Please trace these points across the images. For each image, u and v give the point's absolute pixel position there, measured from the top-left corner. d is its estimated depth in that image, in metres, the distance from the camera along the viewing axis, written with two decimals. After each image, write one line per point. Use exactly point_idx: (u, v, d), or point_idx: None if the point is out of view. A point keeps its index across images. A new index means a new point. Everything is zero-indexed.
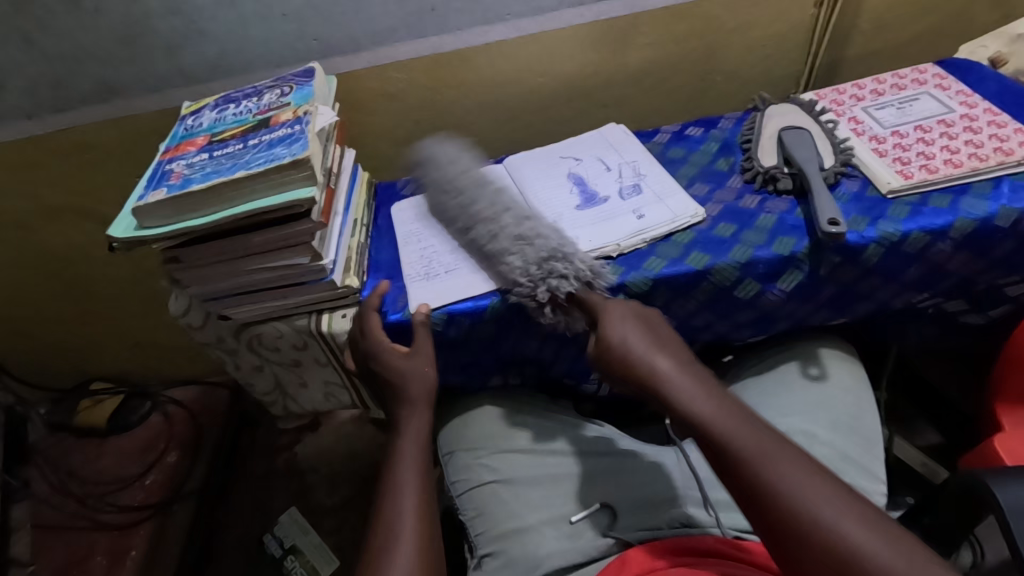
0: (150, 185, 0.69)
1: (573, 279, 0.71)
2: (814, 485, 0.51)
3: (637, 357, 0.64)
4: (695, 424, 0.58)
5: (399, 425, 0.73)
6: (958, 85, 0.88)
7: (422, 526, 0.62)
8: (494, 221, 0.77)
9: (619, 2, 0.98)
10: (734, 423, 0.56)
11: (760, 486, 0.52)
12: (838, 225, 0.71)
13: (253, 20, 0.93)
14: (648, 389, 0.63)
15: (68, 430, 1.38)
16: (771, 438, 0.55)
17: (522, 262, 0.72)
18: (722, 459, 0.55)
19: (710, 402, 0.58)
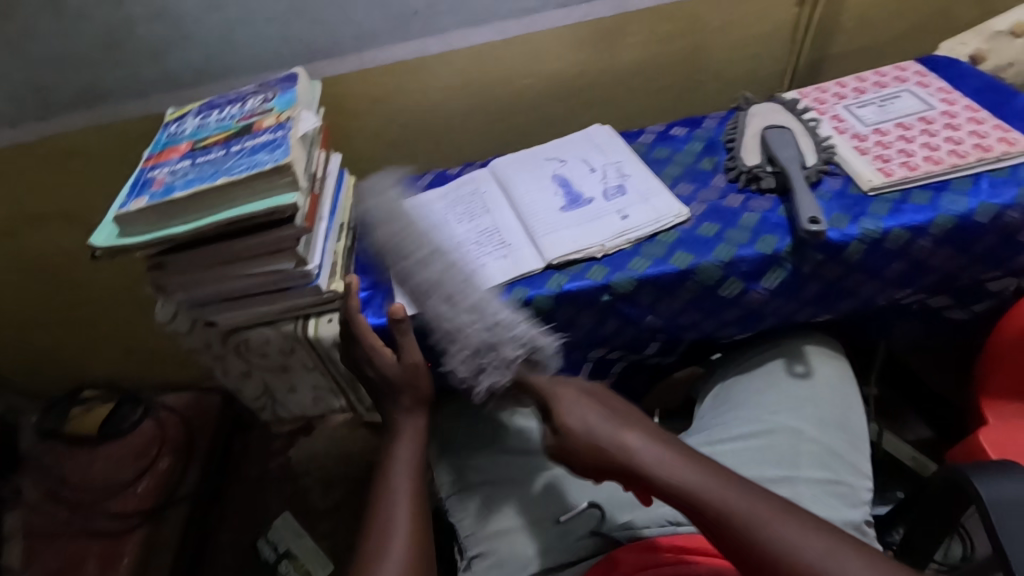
0: (132, 192, 0.69)
1: (502, 374, 0.69)
2: (795, 529, 0.53)
3: (608, 442, 0.64)
4: (674, 493, 0.60)
5: (397, 429, 0.73)
6: (939, 82, 0.89)
7: (416, 533, 0.62)
8: (436, 292, 0.74)
9: (602, 3, 0.99)
10: (711, 482, 0.59)
11: (750, 545, 0.54)
12: (819, 223, 0.72)
13: (237, 25, 0.93)
14: (620, 470, 0.63)
15: (58, 438, 1.35)
16: (743, 492, 0.57)
17: (453, 365, 0.70)
18: (709, 527, 0.57)
19: (679, 467, 0.61)
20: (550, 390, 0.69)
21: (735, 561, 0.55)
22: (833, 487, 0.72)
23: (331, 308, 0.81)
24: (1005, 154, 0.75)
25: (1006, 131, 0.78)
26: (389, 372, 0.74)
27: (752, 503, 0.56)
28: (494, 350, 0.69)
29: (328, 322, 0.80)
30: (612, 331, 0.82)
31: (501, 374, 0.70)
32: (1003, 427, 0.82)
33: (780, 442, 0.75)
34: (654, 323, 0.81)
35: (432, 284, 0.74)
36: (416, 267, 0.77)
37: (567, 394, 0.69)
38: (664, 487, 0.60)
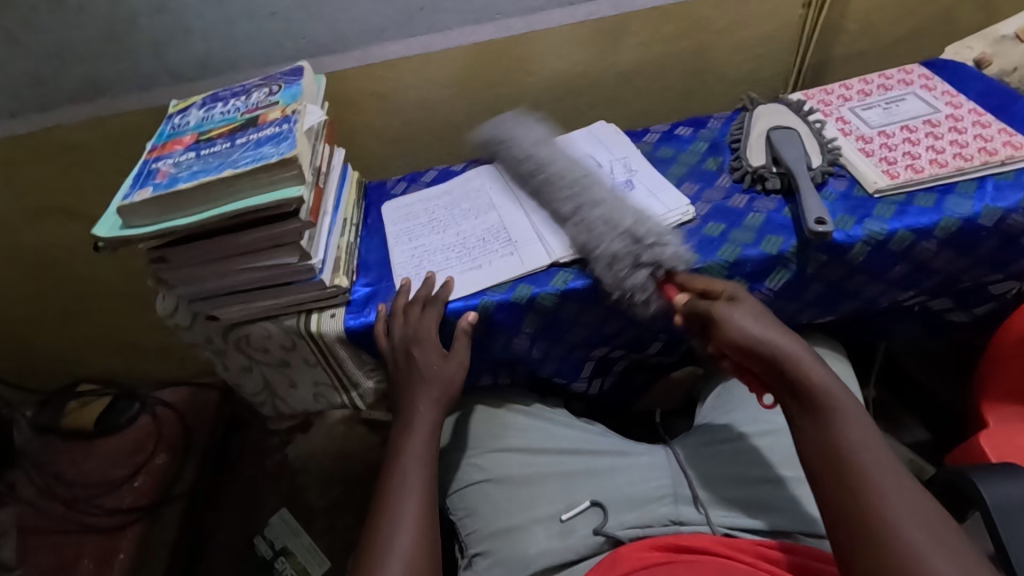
0: (136, 184, 0.68)
1: (674, 261, 0.71)
2: (909, 497, 0.50)
3: (764, 332, 0.60)
4: (809, 398, 0.57)
5: (410, 420, 0.71)
6: (944, 85, 0.89)
7: (424, 528, 0.62)
8: (591, 191, 0.78)
9: (608, 2, 0.98)
10: (852, 414, 0.55)
11: (857, 477, 0.52)
12: (825, 224, 0.72)
13: (240, 18, 0.92)
14: (770, 364, 0.59)
15: (55, 433, 1.36)
16: (880, 445, 0.54)
17: (624, 238, 0.72)
18: (830, 454, 0.54)
19: (839, 390, 0.56)
20: (722, 287, 0.67)
21: (834, 485, 0.53)
22: None
23: (334, 304, 0.80)
24: (1010, 158, 0.75)
25: (1010, 135, 0.78)
26: (431, 368, 0.73)
27: (881, 456, 0.53)
28: (677, 243, 0.73)
29: (330, 318, 0.79)
30: (615, 330, 0.82)
31: (674, 261, 0.71)
32: (1003, 430, 0.82)
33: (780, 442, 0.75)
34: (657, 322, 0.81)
35: (591, 201, 0.77)
36: (568, 188, 0.80)
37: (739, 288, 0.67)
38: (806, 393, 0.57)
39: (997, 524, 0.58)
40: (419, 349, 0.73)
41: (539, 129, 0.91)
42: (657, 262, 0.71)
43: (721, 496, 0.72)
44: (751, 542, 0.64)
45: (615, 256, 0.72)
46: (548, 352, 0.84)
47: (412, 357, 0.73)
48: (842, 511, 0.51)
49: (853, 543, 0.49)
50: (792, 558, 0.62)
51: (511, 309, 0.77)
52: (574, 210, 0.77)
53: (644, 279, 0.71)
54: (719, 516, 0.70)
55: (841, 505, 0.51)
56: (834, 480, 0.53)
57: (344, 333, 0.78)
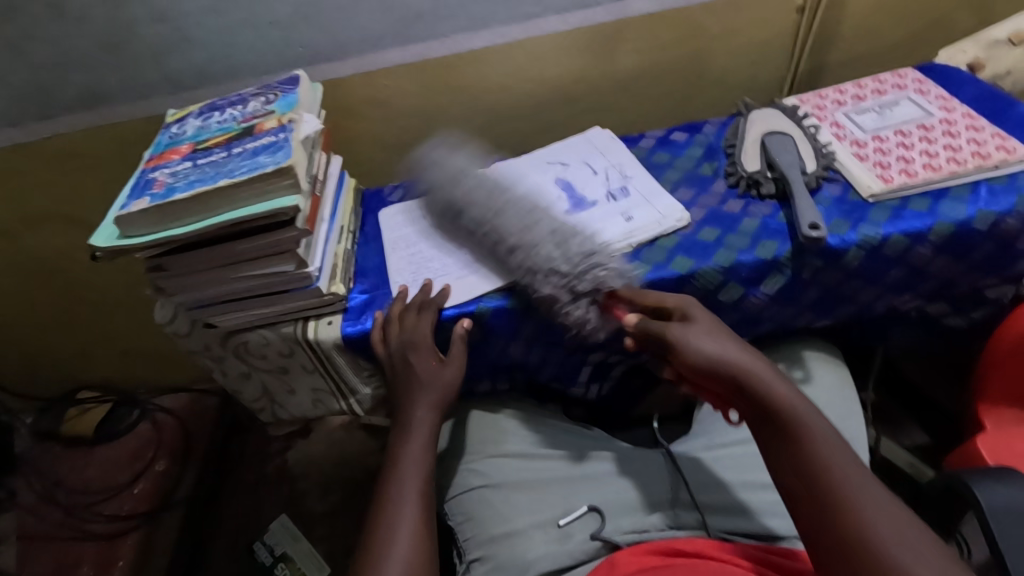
0: (133, 194, 0.69)
1: (616, 280, 0.73)
2: (881, 510, 0.50)
3: (724, 355, 0.60)
4: (771, 415, 0.57)
5: (408, 425, 0.71)
6: (938, 90, 0.89)
7: (422, 532, 0.62)
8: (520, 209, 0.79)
9: (604, 9, 0.99)
10: (817, 430, 0.55)
11: (825, 489, 0.52)
12: (818, 230, 0.72)
13: (238, 27, 0.93)
14: (729, 380, 0.59)
15: (55, 439, 1.36)
16: (849, 457, 0.54)
17: (566, 258, 0.73)
18: (797, 467, 0.54)
19: (797, 401, 0.57)
20: (672, 305, 0.68)
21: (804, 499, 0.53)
22: None
23: (331, 311, 0.80)
24: (1004, 162, 0.75)
25: (1004, 139, 0.78)
26: (428, 374, 0.73)
27: (850, 470, 0.53)
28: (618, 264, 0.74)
29: (328, 325, 0.80)
30: (611, 335, 0.82)
31: (612, 281, 0.73)
32: (1001, 434, 0.82)
33: None
34: None
35: (526, 219, 0.78)
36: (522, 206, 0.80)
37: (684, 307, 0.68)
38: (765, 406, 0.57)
39: (993, 528, 0.58)
40: (415, 355, 0.73)
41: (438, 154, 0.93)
42: (599, 283, 0.72)
43: (720, 500, 0.72)
44: (748, 546, 0.65)
45: (554, 273, 0.72)
46: (545, 357, 0.84)
47: (408, 362, 0.73)
48: (821, 535, 0.51)
49: (836, 569, 0.49)
50: (790, 562, 0.62)
51: (508, 315, 0.77)
52: (506, 225, 0.78)
53: (586, 300, 0.73)
54: (717, 521, 0.70)
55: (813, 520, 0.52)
56: (807, 502, 0.53)
57: (342, 339, 0.79)
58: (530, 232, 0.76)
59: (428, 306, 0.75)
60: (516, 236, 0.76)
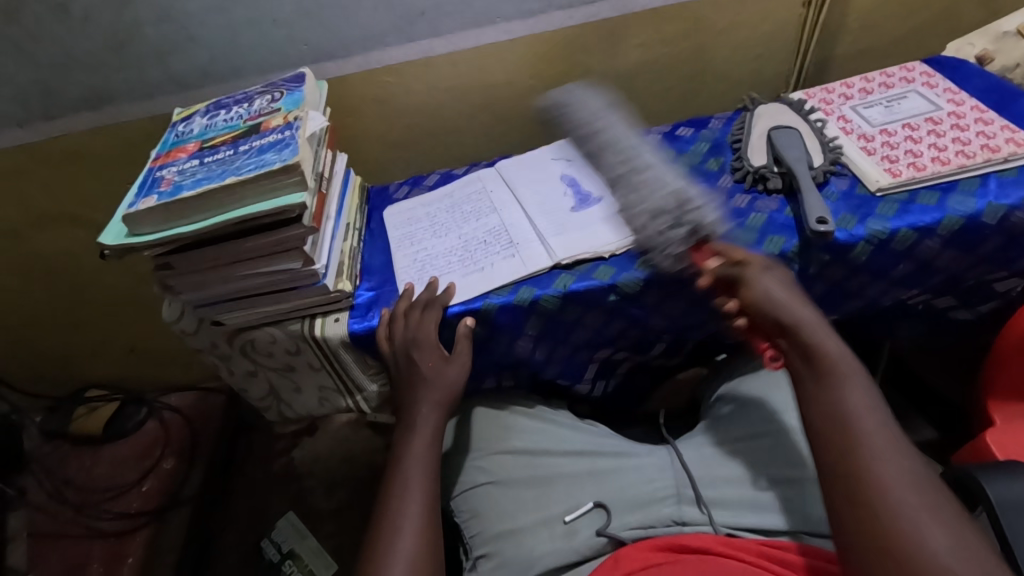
0: (141, 192, 0.69)
1: (713, 226, 0.70)
2: (904, 463, 0.51)
3: (782, 302, 0.64)
4: (819, 362, 0.59)
5: (413, 422, 0.71)
6: (946, 83, 0.89)
7: (426, 527, 0.62)
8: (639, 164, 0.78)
9: (608, 4, 0.99)
10: (859, 381, 0.58)
11: (854, 433, 0.54)
12: (826, 224, 0.72)
13: (243, 27, 0.93)
14: (784, 330, 0.63)
15: (64, 438, 1.38)
16: (884, 412, 0.56)
17: (668, 197, 0.71)
18: (829, 409, 0.57)
19: (849, 362, 0.59)
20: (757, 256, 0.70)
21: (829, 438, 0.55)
22: None
23: (337, 308, 0.81)
24: (1013, 155, 0.75)
25: (1013, 131, 0.78)
26: (432, 370, 0.73)
27: (883, 423, 0.55)
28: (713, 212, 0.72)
29: (334, 322, 0.80)
30: (617, 332, 0.82)
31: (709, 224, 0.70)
32: (1010, 428, 0.82)
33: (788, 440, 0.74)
34: (659, 323, 0.81)
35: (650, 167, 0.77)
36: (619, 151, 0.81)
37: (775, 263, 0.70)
38: (814, 353, 0.60)
39: (1002, 523, 0.58)
40: (419, 351, 0.73)
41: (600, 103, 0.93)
42: (696, 224, 0.70)
43: (724, 495, 0.71)
44: (755, 543, 0.64)
45: (655, 213, 0.71)
46: (551, 354, 0.84)
47: (412, 361, 0.73)
48: (835, 469, 0.53)
49: (843, 501, 0.51)
50: (802, 559, 0.62)
51: (514, 312, 0.77)
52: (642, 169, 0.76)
53: (681, 238, 0.70)
54: (724, 517, 0.70)
55: (832, 456, 0.54)
56: (830, 440, 0.55)
57: (348, 337, 0.79)
58: (651, 175, 0.75)
59: (432, 306, 0.75)
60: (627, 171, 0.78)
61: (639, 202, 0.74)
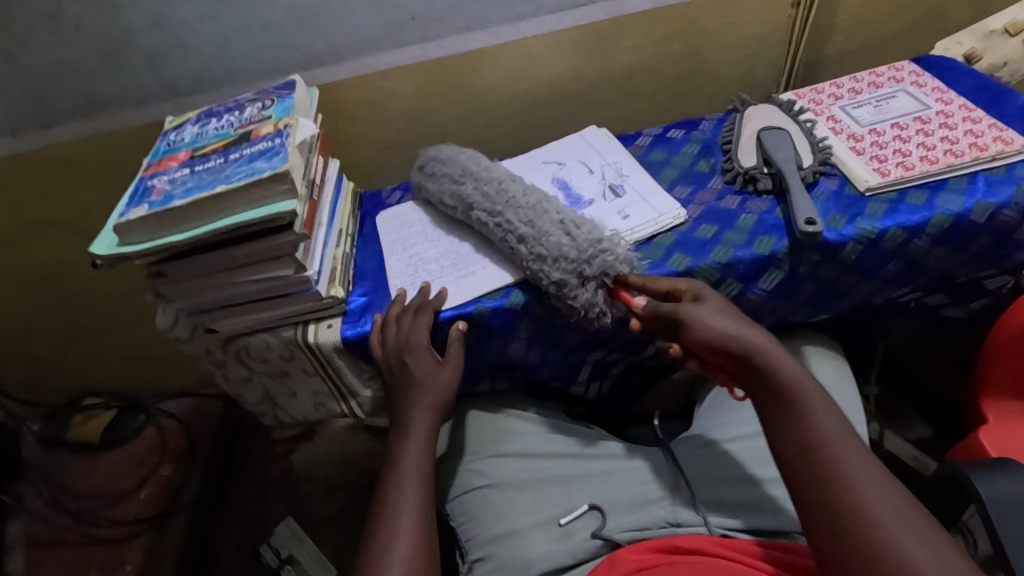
0: (132, 201, 0.69)
1: (624, 268, 0.72)
2: (879, 486, 0.51)
3: (731, 330, 0.61)
4: (779, 391, 0.58)
5: (407, 426, 0.71)
6: (934, 82, 0.89)
7: (421, 531, 0.63)
8: (532, 211, 0.76)
9: (599, 7, 0.99)
10: (819, 403, 0.56)
11: (826, 464, 0.53)
12: (815, 225, 0.72)
13: (234, 34, 0.93)
14: (740, 360, 0.60)
15: (62, 446, 1.37)
16: (851, 436, 0.55)
17: (573, 245, 0.72)
18: (796, 443, 0.55)
19: (806, 385, 0.57)
20: (684, 286, 0.68)
21: (803, 475, 0.54)
22: None
23: (331, 314, 0.81)
24: (1001, 153, 0.75)
25: (1001, 130, 0.78)
26: (426, 375, 0.73)
27: (848, 443, 0.54)
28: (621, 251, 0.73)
29: (327, 328, 0.80)
30: (610, 333, 0.83)
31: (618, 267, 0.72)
32: (1002, 426, 0.82)
33: None
34: (652, 325, 0.82)
35: (527, 218, 0.75)
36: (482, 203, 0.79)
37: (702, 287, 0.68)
38: (772, 382, 0.58)
39: (992, 520, 0.58)
40: (412, 356, 0.73)
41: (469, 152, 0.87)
42: (604, 270, 0.72)
43: (721, 497, 0.71)
44: (749, 542, 0.64)
45: (554, 259, 0.72)
46: (545, 357, 0.85)
47: (404, 365, 0.73)
48: (818, 510, 0.52)
49: (832, 542, 0.50)
50: (795, 558, 0.62)
51: (506, 315, 0.77)
52: (514, 221, 0.76)
53: (593, 287, 0.72)
54: (719, 517, 0.70)
55: (810, 493, 0.53)
56: (807, 475, 0.54)
57: (341, 342, 0.79)
58: (536, 224, 0.74)
59: (425, 310, 0.75)
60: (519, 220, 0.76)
61: (537, 248, 0.73)
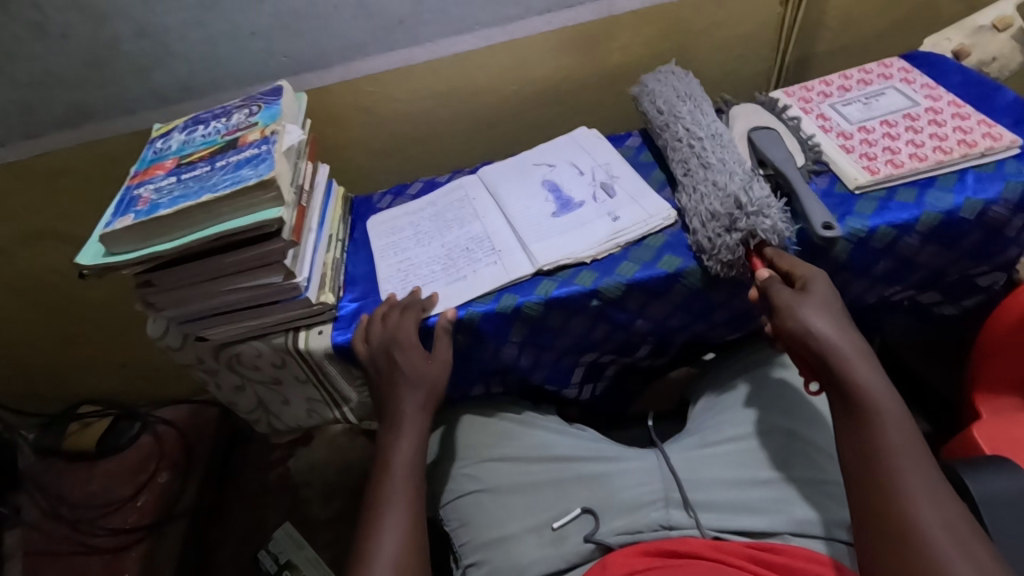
0: (117, 212, 0.69)
1: (771, 235, 0.70)
2: (939, 505, 0.51)
3: (818, 331, 0.61)
4: (851, 397, 0.57)
5: (399, 421, 0.70)
6: (923, 78, 0.89)
7: (411, 530, 0.63)
8: (726, 160, 0.77)
9: (587, 8, 0.99)
10: (893, 415, 0.56)
11: (890, 473, 0.53)
12: (832, 230, 0.70)
13: (221, 40, 0.93)
14: (818, 362, 0.60)
15: (58, 455, 1.37)
16: (922, 451, 0.54)
17: (726, 201, 0.72)
18: (862, 446, 0.55)
19: (885, 396, 0.57)
20: (795, 275, 0.67)
21: (864, 479, 0.54)
22: (825, 487, 0.70)
23: (321, 320, 0.81)
24: (990, 149, 0.75)
25: (990, 126, 0.78)
26: (415, 370, 0.72)
27: (918, 460, 0.53)
28: (780, 217, 0.71)
29: (318, 334, 0.80)
30: (602, 336, 0.82)
31: (767, 233, 0.70)
32: (995, 422, 0.82)
33: (768, 442, 0.75)
34: (644, 326, 0.81)
35: (716, 166, 0.76)
36: (684, 152, 0.81)
37: (809, 277, 0.66)
38: (845, 387, 0.58)
39: (985, 520, 0.58)
40: (400, 351, 0.72)
41: (699, 87, 0.89)
42: (751, 230, 0.71)
43: (712, 498, 0.71)
44: (740, 544, 0.64)
45: (709, 218, 0.72)
46: (537, 360, 0.84)
47: (390, 363, 0.72)
48: (868, 517, 0.53)
49: (875, 545, 0.52)
50: (782, 560, 0.62)
51: (496, 319, 0.77)
52: (705, 172, 0.77)
53: (734, 244, 0.71)
54: (710, 519, 0.70)
55: (864, 497, 0.54)
56: (865, 480, 0.54)
57: (332, 349, 0.79)
58: (707, 177, 0.76)
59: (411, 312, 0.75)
60: (692, 167, 0.79)
61: (697, 202, 0.75)
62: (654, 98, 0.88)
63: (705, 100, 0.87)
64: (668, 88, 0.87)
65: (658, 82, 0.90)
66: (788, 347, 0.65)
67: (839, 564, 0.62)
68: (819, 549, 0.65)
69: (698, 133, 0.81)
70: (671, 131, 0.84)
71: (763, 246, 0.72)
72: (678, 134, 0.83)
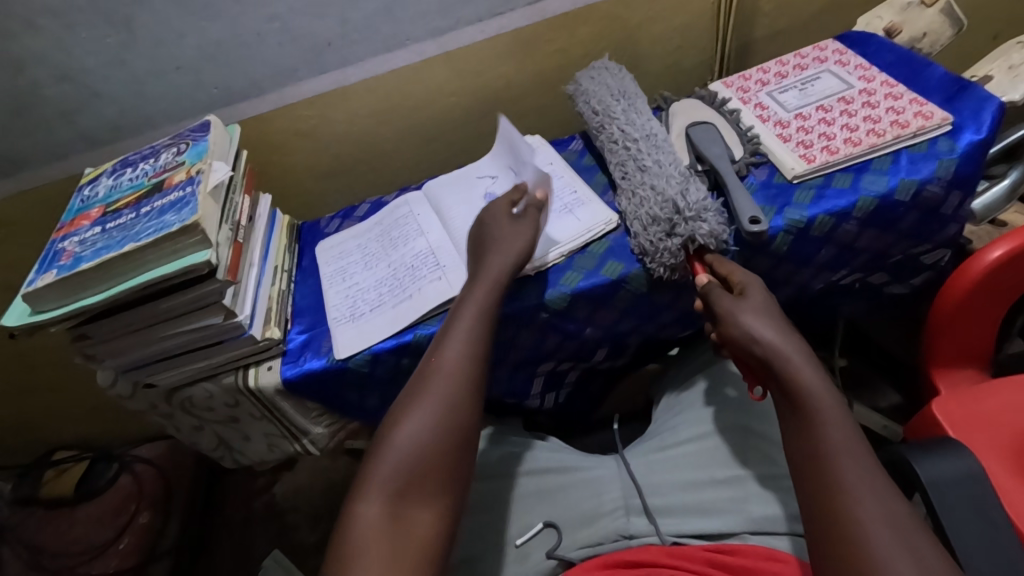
0: (41, 268, 0.67)
1: (709, 239, 0.70)
2: (882, 502, 0.49)
3: (762, 332, 0.60)
4: (799, 399, 0.56)
5: (481, 264, 0.71)
6: (857, 60, 0.89)
7: (462, 374, 0.63)
8: (661, 161, 0.76)
9: (519, 14, 0.98)
10: (836, 416, 0.54)
11: (831, 470, 0.52)
12: (759, 223, 0.70)
13: (147, 76, 0.91)
14: (762, 366, 0.60)
15: (35, 504, 1.34)
16: (867, 455, 0.52)
17: (664, 206, 0.72)
18: (805, 447, 0.54)
19: (830, 399, 0.55)
20: (738, 278, 0.67)
21: (810, 478, 0.53)
22: (782, 482, 0.69)
23: (270, 356, 0.79)
24: (922, 128, 0.75)
25: (921, 104, 0.78)
26: (501, 232, 0.74)
27: (863, 459, 0.52)
28: (717, 220, 0.70)
29: (267, 370, 0.78)
30: (555, 346, 0.82)
31: (706, 235, 0.70)
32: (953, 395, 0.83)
33: (725, 441, 0.74)
34: (595, 334, 0.81)
35: (652, 170, 0.76)
36: (622, 155, 0.80)
37: (746, 282, 0.66)
38: (786, 384, 0.57)
39: (933, 503, 0.58)
40: (496, 244, 0.73)
41: (633, 83, 0.88)
42: (690, 235, 0.70)
43: (671, 502, 0.71)
44: (696, 549, 0.64)
45: (649, 224, 0.72)
46: (494, 375, 0.83)
47: (488, 244, 0.73)
48: (817, 516, 0.51)
49: (821, 546, 0.50)
50: (738, 560, 0.62)
51: None
52: (642, 175, 0.77)
53: (676, 249, 0.71)
54: (669, 525, 0.69)
55: (808, 497, 0.52)
56: (811, 481, 0.53)
57: (283, 384, 0.78)
58: (644, 180, 0.76)
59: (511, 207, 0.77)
60: (631, 171, 0.78)
61: (637, 209, 0.75)
62: (585, 99, 0.87)
63: (639, 95, 0.86)
64: (601, 86, 0.86)
65: (592, 80, 0.89)
66: (735, 354, 0.65)
67: (798, 561, 0.61)
68: (780, 545, 0.64)
69: (632, 134, 0.81)
70: (607, 131, 0.83)
71: (704, 248, 0.72)
72: (613, 136, 0.82)
